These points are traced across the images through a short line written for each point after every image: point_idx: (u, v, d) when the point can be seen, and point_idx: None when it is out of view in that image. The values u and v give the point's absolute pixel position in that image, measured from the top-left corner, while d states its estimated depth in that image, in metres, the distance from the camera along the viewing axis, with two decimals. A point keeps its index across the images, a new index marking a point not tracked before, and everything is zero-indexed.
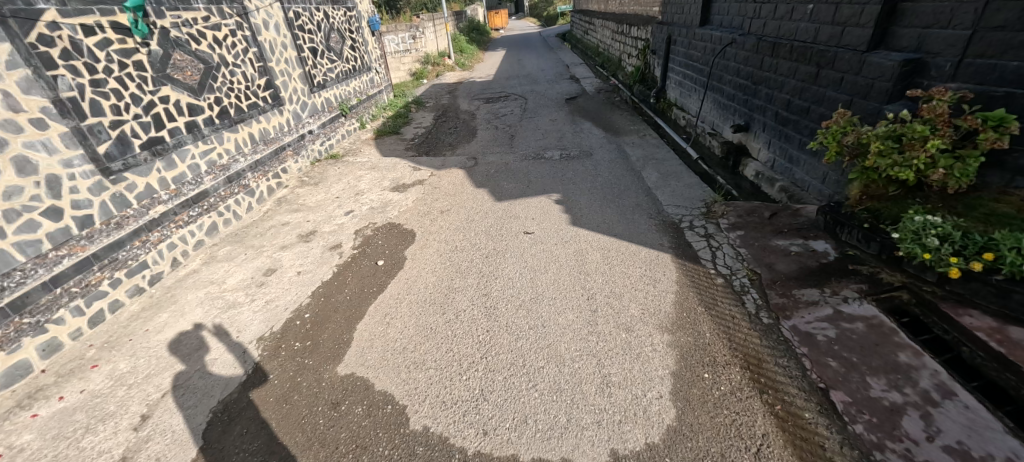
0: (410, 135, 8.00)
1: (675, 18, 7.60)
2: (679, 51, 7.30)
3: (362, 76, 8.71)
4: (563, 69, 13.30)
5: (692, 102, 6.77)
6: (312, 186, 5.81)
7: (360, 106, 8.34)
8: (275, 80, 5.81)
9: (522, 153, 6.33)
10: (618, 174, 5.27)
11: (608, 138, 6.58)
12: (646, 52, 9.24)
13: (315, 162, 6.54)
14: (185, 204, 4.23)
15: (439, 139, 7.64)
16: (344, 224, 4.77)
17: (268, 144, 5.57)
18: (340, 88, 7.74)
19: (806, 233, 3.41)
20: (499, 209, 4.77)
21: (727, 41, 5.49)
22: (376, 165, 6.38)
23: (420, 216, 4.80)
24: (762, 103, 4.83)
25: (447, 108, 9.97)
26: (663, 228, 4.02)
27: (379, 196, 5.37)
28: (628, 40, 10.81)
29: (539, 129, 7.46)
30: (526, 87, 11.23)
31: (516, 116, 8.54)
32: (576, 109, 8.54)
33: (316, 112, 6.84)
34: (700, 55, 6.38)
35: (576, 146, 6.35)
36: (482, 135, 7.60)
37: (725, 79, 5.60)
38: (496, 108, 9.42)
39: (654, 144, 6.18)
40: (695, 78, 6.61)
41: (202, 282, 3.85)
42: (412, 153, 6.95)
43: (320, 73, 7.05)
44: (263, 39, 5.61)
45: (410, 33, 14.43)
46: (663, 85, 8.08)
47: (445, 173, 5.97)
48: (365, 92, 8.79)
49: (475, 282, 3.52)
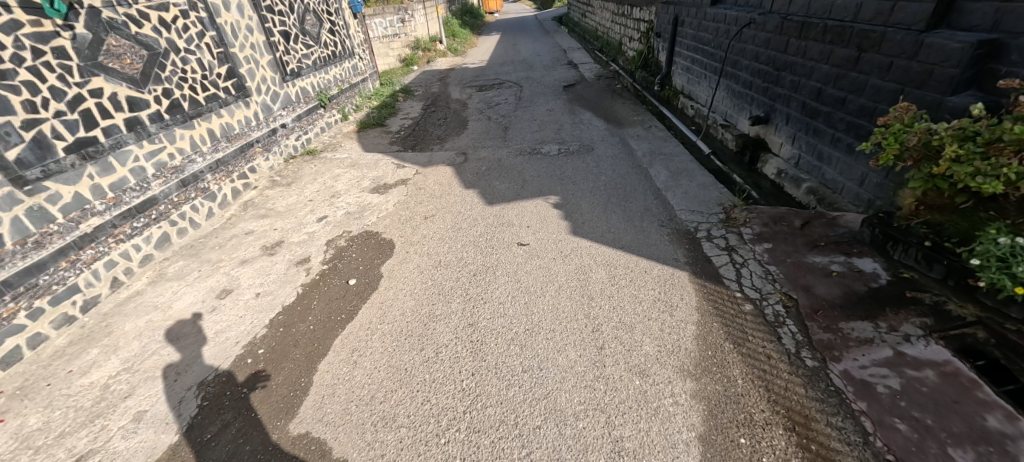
0: (397, 127, 7.40)
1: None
2: (687, 34, 6.69)
3: (344, 62, 8.06)
4: (561, 54, 12.58)
5: (702, 89, 6.20)
6: (283, 187, 5.23)
7: (341, 95, 7.70)
8: (239, 68, 5.20)
9: (516, 148, 5.76)
10: (623, 172, 4.73)
11: (611, 130, 6.01)
12: (650, 35, 8.59)
13: (290, 159, 5.95)
14: (127, 214, 3.69)
15: (428, 131, 7.03)
16: (316, 232, 4.23)
17: (231, 141, 4.99)
18: (319, 76, 7.11)
19: (848, 248, 2.90)
20: (490, 214, 4.23)
21: (744, 22, 4.91)
22: (356, 161, 5.80)
23: (401, 223, 4.26)
24: (786, 92, 4.29)
25: (437, 97, 9.33)
26: (677, 238, 3.51)
27: (357, 198, 4.82)
28: (630, 22, 10.14)
29: (535, 120, 6.88)
30: (522, 74, 10.55)
31: (511, 106, 7.93)
32: (575, 97, 7.94)
33: (290, 104, 6.24)
34: (712, 37, 5.79)
35: (575, 139, 5.78)
36: (474, 127, 7.01)
37: (741, 65, 5.03)
38: (489, 97, 8.79)
39: (661, 136, 5.63)
40: (706, 64, 6.02)
41: (144, 308, 3.32)
42: (397, 148, 6.37)
43: (295, 60, 6.41)
44: (223, 21, 4.99)
45: (399, 16, 13.66)
46: (669, 71, 7.48)
47: (432, 171, 5.40)
48: (347, 79, 8.15)
49: (460, 308, 3.01)
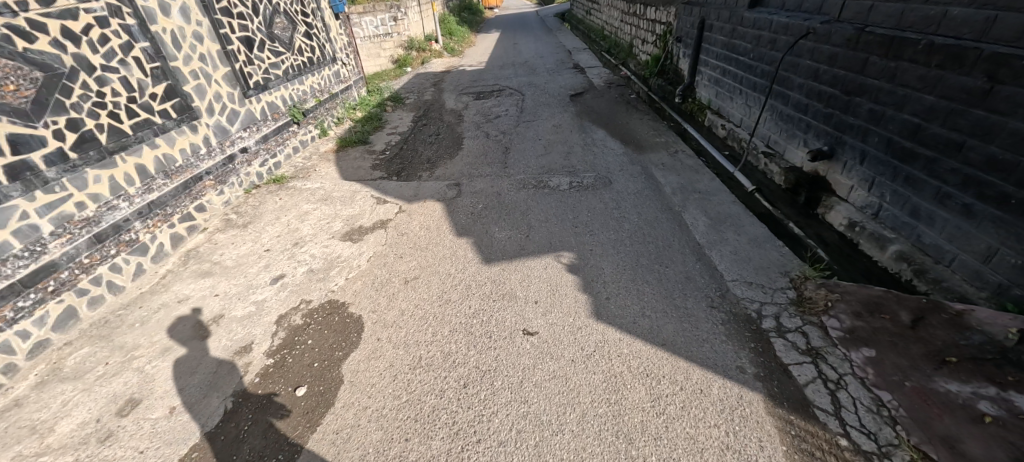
0: (382, 145, 6.49)
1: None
2: (716, 40, 5.76)
3: (323, 69, 7.11)
4: (565, 56, 11.61)
5: (736, 106, 5.30)
6: (238, 229, 4.34)
7: (319, 108, 6.76)
8: (183, 85, 4.28)
9: (519, 178, 4.87)
10: (651, 217, 3.84)
11: (630, 156, 5.11)
12: (668, 39, 7.66)
13: (251, 190, 5.05)
14: (8, 291, 2.83)
15: (417, 152, 6.13)
16: (265, 301, 3.34)
17: (172, 177, 4.09)
18: (292, 87, 6.19)
19: (999, 375, 2.03)
20: (485, 277, 3.34)
21: (800, 31, 3.99)
22: (329, 194, 4.90)
23: (374, 289, 3.37)
24: (862, 123, 3.39)
25: (429, 106, 8.40)
26: (736, 328, 2.63)
27: (324, 248, 3.93)
28: (642, 23, 9.23)
29: (540, 140, 5.97)
30: (524, 79, 9.63)
31: (512, 119, 7.01)
32: (585, 110, 7.03)
33: (255, 123, 5.32)
34: (751, 47, 4.89)
35: (589, 168, 4.87)
36: (470, 147, 6.11)
37: (794, 83, 4.13)
38: (488, 108, 7.86)
39: (691, 166, 4.72)
40: (743, 78, 5.12)
41: (17, 431, 2.46)
42: (380, 174, 5.47)
43: (259, 71, 5.48)
44: (160, 29, 4.08)
45: (391, 14, 12.70)
46: (692, 81, 6.56)
47: (418, 208, 4.51)
48: (328, 88, 7.23)
49: (443, 451, 2.14)
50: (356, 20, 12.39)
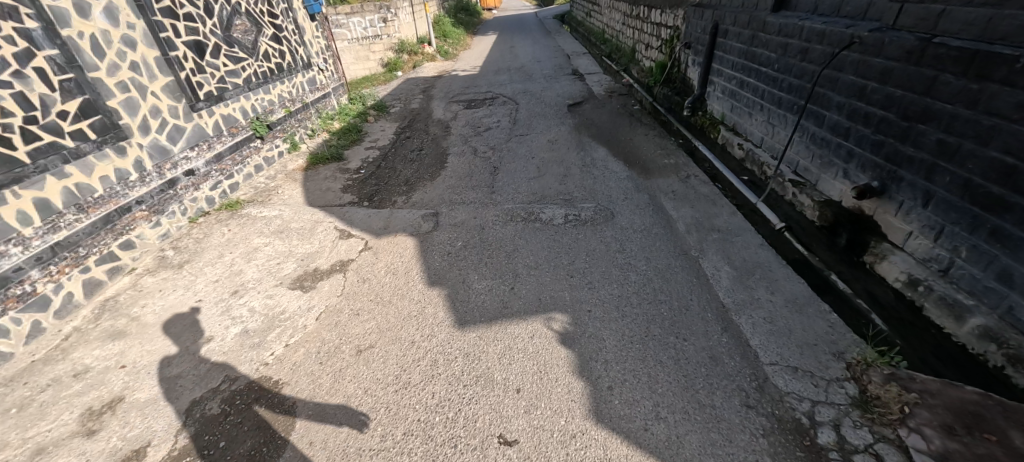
0: (357, 162, 5.81)
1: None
2: (732, 48, 5.09)
3: (295, 76, 6.42)
4: (563, 61, 10.92)
5: (757, 124, 4.62)
6: (171, 270, 3.67)
7: (289, 119, 6.08)
8: (107, 100, 3.62)
9: (506, 207, 4.20)
10: (662, 265, 3.17)
11: (634, 181, 4.44)
12: (675, 44, 6.98)
13: (198, 218, 4.37)
14: None
15: (395, 171, 5.45)
16: (181, 377, 2.67)
17: (89, 211, 3.43)
18: (256, 97, 5.52)
19: None
20: (456, 347, 2.68)
21: (841, 40, 3.33)
22: (286, 224, 4.22)
23: (317, 361, 2.70)
24: (927, 156, 2.72)
25: (415, 115, 7.73)
26: (783, 444, 1.97)
27: (266, 300, 3.25)
28: (646, 26, 8.57)
29: (533, 158, 5.29)
30: (519, 86, 8.96)
31: (504, 132, 6.33)
32: (584, 122, 6.35)
33: (206, 140, 4.65)
34: (777, 56, 4.22)
35: (587, 197, 4.20)
36: (454, 165, 5.43)
37: (833, 102, 3.46)
38: (478, 118, 7.17)
39: (708, 195, 4.05)
40: (766, 93, 4.45)
41: None
42: (351, 199, 4.79)
43: (213, 81, 4.79)
44: (75, 34, 3.43)
45: (380, 15, 12.02)
46: (703, 93, 5.89)
47: (386, 245, 3.83)
48: (301, 97, 6.55)
49: None
50: (343, 22, 11.72)
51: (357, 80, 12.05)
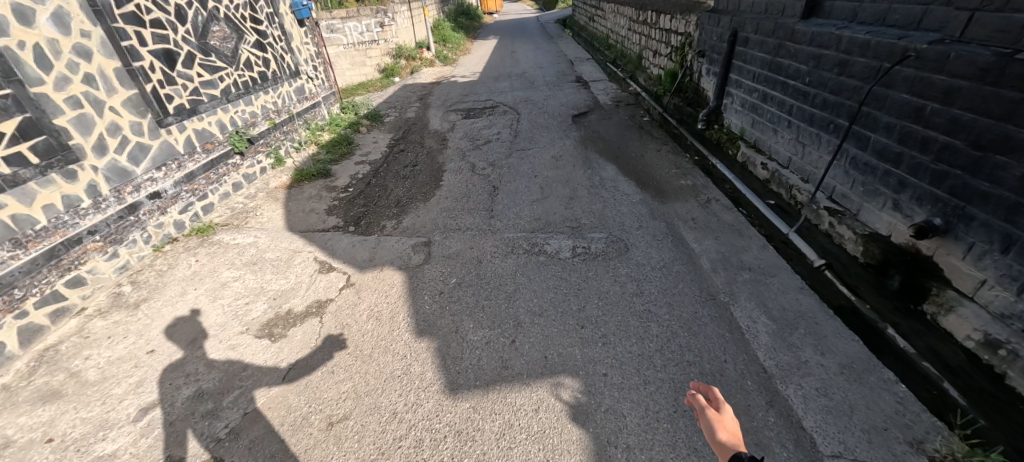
0: (345, 179, 5.37)
1: (746, 5, 4.94)
2: (753, 58, 4.66)
3: (281, 86, 5.99)
4: (566, 67, 10.50)
5: (785, 142, 4.18)
6: (125, 311, 3.22)
7: (273, 132, 5.65)
8: (54, 118, 3.19)
9: (507, 235, 3.76)
10: (688, 314, 2.72)
11: (649, 206, 4.00)
12: (686, 52, 6.56)
13: (163, 246, 3.94)
14: None
15: (386, 190, 5.01)
16: (114, 457, 2.23)
17: (28, 245, 3.00)
18: (236, 108, 5.09)
19: None
20: (446, 421, 2.23)
21: (893, 53, 2.90)
22: (261, 254, 3.79)
23: (279, 436, 2.26)
24: (1007, 194, 2.28)
25: (411, 125, 7.30)
26: None
27: (228, 352, 2.81)
28: (655, 32, 8.15)
29: (536, 177, 4.85)
30: (521, 94, 8.53)
31: (504, 146, 5.89)
32: (591, 136, 5.92)
33: (176, 158, 4.22)
34: (809, 68, 3.78)
35: (597, 225, 3.75)
36: (451, 183, 5.00)
37: (881, 124, 3.02)
38: (477, 130, 6.74)
39: (733, 224, 3.60)
40: (795, 109, 4.01)
41: None
42: (336, 223, 4.36)
43: (185, 92, 4.36)
44: (14, 44, 3.00)
45: (377, 19, 11.62)
46: (720, 105, 5.46)
47: (370, 282, 3.38)
48: (288, 107, 6.12)
49: None
50: (339, 26, 11.32)
51: (352, 86, 11.62)
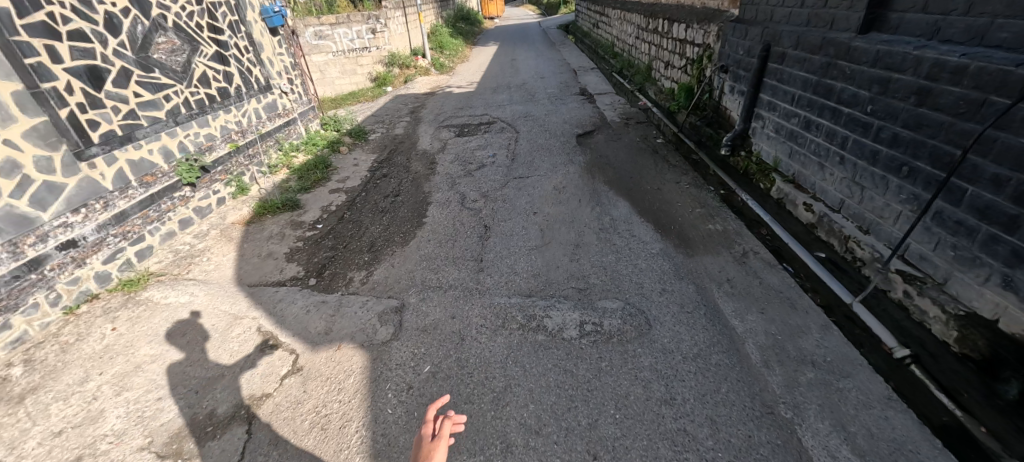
0: (315, 212, 4.65)
1: (781, 15, 4.23)
2: (792, 78, 3.95)
3: (249, 102, 5.29)
4: (569, 78, 9.80)
5: (838, 181, 3.45)
6: (3, 408, 2.51)
7: (235, 156, 4.94)
8: None
9: (497, 299, 3.04)
10: (738, 440, 1.99)
11: (672, 261, 3.27)
12: (706, 65, 5.84)
13: (78, 307, 3.24)
14: None
15: (360, 228, 4.29)
16: None
17: None
18: (188, 132, 4.37)
19: None
20: None
21: (1008, 85, 2.18)
22: (194, 321, 3.07)
23: None
24: None
25: (398, 144, 6.60)
26: None
27: None
28: (667, 42, 7.45)
29: (534, 214, 4.14)
30: (520, 108, 7.83)
31: (500, 173, 5.16)
32: (598, 161, 5.21)
33: (103, 196, 3.51)
34: (872, 95, 3.06)
35: (609, 288, 3.03)
36: (436, 220, 4.28)
37: (987, 177, 2.29)
38: (471, 151, 6.02)
39: (780, 291, 2.88)
40: (852, 143, 3.29)
41: None
42: (295, 273, 3.64)
43: (116, 117, 3.66)
44: None
45: (368, 25, 10.95)
46: (748, 129, 4.75)
47: (321, 367, 2.65)
48: (257, 126, 5.42)
49: None
50: (328, 33, 10.64)
51: (342, 97, 10.92)
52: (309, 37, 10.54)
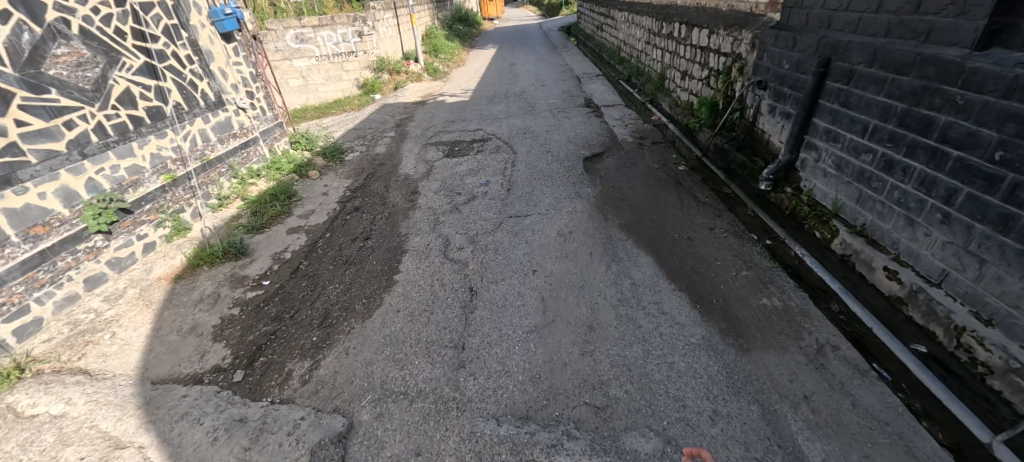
0: (264, 261, 3.77)
1: (845, 21, 3.35)
2: (866, 105, 3.07)
3: (195, 122, 4.41)
4: (572, 87, 8.92)
5: (939, 247, 2.58)
6: None
7: (170, 190, 4.06)
8: None
9: (482, 424, 2.16)
10: None
11: (721, 359, 2.40)
12: (735, 78, 4.96)
13: None
14: None
15: (316, 287, 3.41)
16: None
17: None
18: (102, 164, 3.51)
19: None
20: None
21: None
22: (58, 451, 2.21)
23: None
24: None
25: (377, 166, 5.73)
26: None
27: None
28: (683, 49, 6.58)
29: (534, 273, 3.26)
30: (519, 122, 6.95)
31: (493, 210, 4.28)
32: (610, 194, 4.33)
33: None
34: (1004, 136, 2.20)
35: (639, 408, 2.16)
36: (411, 277, 3.40)
37: None
38: (460, 179, 5.13)
39: (883, 423, 2.01)
40: (966, 198, 2.42)
41: None
42: (219, 361, 2.76)
43: None
44: None
45: (354, 28, 10.05)
46: (795, 161, 3.88)
47: None
48: (205, 150, 4.54)
49: None
50: (310, 35, 9.71)
51: (325, 106, 10.03)
52: (288, 40, 9.61)
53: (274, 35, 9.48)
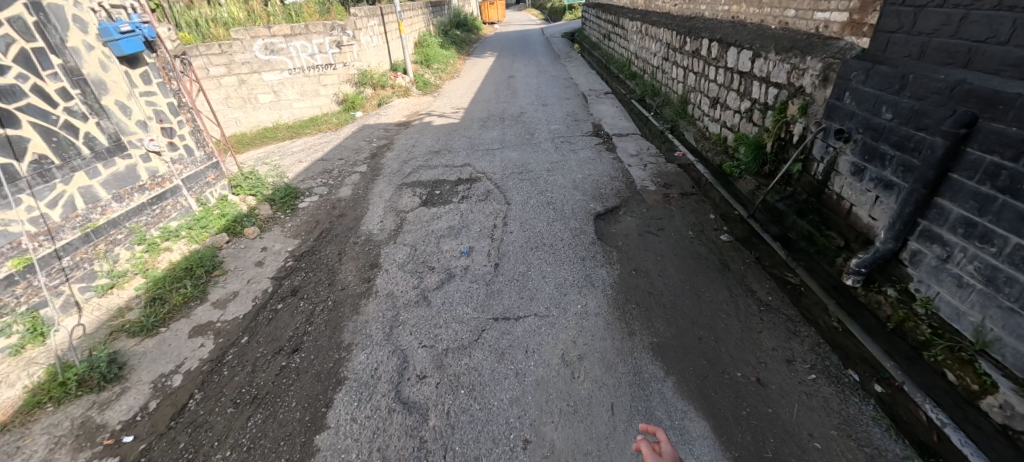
0: (138, 395, 2.62)
1: (1002, 61, 2.19)
2: None
3: (75, 178, 3.29)
4: (579, 108, 7.77)
5: None
6: None
7: (23, 280, 2.95)
8: None
9: None
10: None
11: None
12: (795, 119, 3.79)
13: None
14: None
15: (196, 456, 2.26)
16: None
17: None
18: None
19: None
20: None
21: None
22: None
23: None
24: None
25: (335, 218, 4.58)
26: None
27: None
28: (714, 71, 5.43)
29: (525, 449, 2.11)
30: (515, 157, 5.79)
31: (472, 304, 3.13)
32: (633, 282, 3.17)
33: None
34: None
35: None
36: (339, 442, 2.24)
37: None
38: (436, 243, 3.98)
39: None
40: None
41: None
42: None
43: None
44: None
45: (332, 37, 8.92)
46: (902, 252, 2.73)
47: None
48: (92, 213, 3.40)
49: None
50: (281, 46, 8.59)
51: (299, 124, 8.89)
52: (256, 51, 8.48)
53: (240, 45, 8.35)
